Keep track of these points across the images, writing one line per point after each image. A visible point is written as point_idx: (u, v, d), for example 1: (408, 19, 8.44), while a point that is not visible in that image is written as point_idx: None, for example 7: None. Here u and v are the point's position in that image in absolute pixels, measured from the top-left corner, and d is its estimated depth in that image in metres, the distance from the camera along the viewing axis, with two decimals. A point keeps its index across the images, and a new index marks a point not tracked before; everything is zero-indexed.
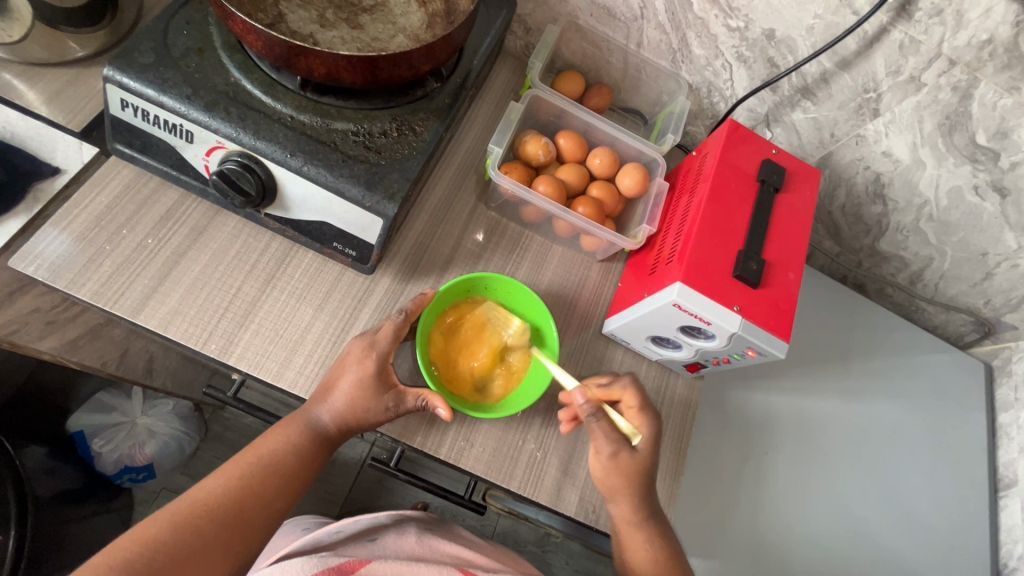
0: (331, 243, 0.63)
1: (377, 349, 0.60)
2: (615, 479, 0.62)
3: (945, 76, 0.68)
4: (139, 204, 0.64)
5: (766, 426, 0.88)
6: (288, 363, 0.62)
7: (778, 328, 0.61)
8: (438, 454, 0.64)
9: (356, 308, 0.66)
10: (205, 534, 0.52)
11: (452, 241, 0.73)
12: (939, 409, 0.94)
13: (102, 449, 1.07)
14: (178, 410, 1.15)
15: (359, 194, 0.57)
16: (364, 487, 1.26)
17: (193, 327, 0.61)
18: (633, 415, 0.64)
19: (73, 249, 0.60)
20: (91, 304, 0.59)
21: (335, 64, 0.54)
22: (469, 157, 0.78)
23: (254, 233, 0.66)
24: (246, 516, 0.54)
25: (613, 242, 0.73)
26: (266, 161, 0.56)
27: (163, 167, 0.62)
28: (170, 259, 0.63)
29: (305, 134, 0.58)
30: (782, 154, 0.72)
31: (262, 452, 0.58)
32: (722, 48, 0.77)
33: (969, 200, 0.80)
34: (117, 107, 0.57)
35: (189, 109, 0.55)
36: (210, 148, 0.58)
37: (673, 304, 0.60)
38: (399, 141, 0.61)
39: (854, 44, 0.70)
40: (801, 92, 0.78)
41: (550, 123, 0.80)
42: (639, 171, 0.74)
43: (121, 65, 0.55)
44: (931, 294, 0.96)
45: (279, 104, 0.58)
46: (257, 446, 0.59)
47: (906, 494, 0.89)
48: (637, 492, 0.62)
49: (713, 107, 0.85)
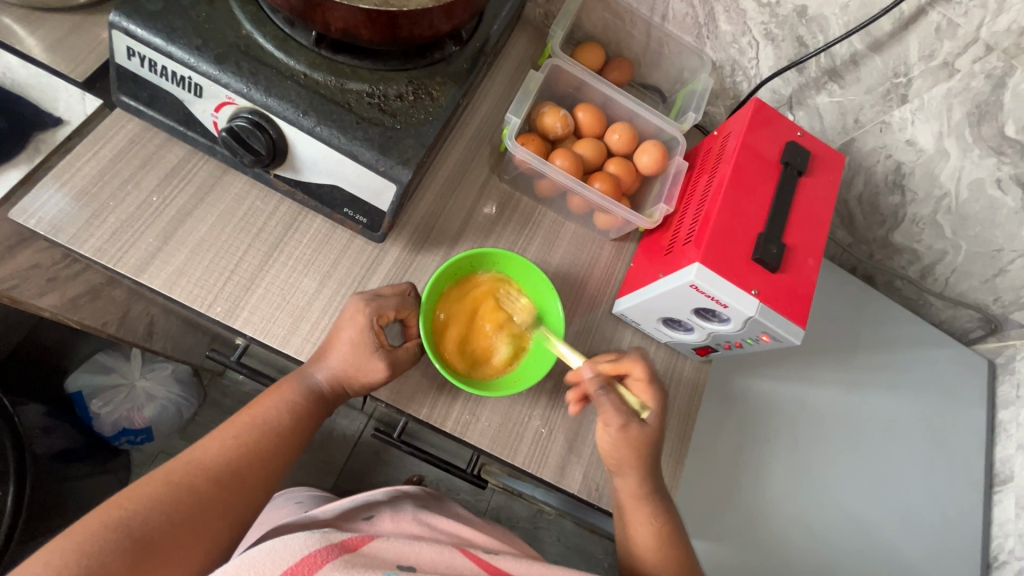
0: (341, 209, 0.62)
1: (375, 305, 0.59)
2: (627, 451, 0.61)
3: (980, 63, 0.66)
4: (144, 160, 0.62)
5: (768, 413, 0.87)
6: (294, 330, 0.61)
7: (794, 314, 0.60)
8: (443, 426, 0.63)
9: (364, 277, 0.65)
10: (203, 492, 0.51)
11: (463, 214, 0.71)
12: (941, 403, 0.94)
13: (100, 410, 1.07)
14: (177, 375, 1.14)
15: (373, 158, 0.55)
16: (361, 459, 1.27)
17: (198, 289, 0.59)
18: (641, 388, 0.63)
19: (75, 203, 0.58)
20: (94, 261, 0.58)
21: (353, 19, 0.51)
22: (484, 127, 0.76)
23: (261, 195, 0.64)
24: (244, 475, 0.54)
25: (628, 221, 0.71)
26: (278, 120, 0.54)
27: (168, 122, 0.60)
28: (175, 218, 0.61)
29: (319, 93, 0.55)
30: (807, 137, 0.70)
31: (256, 413, 0.57)
32: (750, 25, 0.75)
33: (989, 194, 0.79)
34: (123, 56, 0.55)
35: (199, 61, 0.53)
36: (219, 103, 0.55)
37: (690, 286, 0.59)
38: (415, 105, 0.58)
39: (889, 25, 0.67)
40: (828, 74, 0.75)
41: (568, 95, 0.78)
42: (658, 148, 0.72)
43: (128, 12, 0.53)
44: (940, 289, 0.96)
45: (292, 61, 0.56)
46: (252, 407, 0.58)
47: (903, 487, 0.89)
48: (649, 459, 0.62)
49: (736, 87, 0.83)
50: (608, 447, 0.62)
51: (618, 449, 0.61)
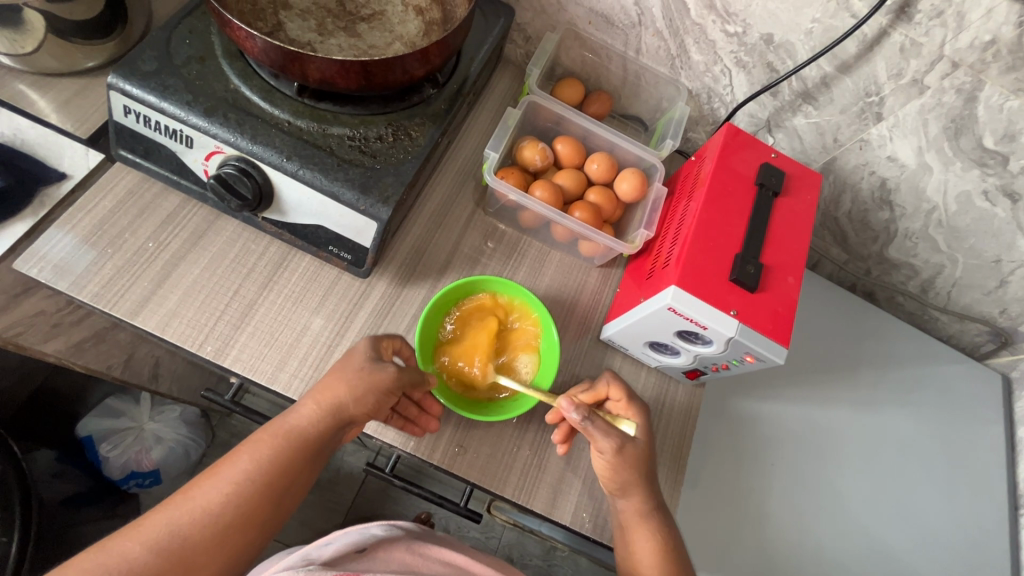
0: (326, 247, 0.64)
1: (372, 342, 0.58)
2: (624, 473, 0.60)
3: (948, 79, 0.67)
4: (142, 208, 0.65)
5: (771, 437, 0.85)
6: (283, 366, 0.62)
7: (777, 334, 0.59)
8: (432, 459, 0.63)
9: (353, 311, 0.66)
10: (197, 539, 0.49)
11: (449, 247, 0.73)
12: (955, 421, 0.91)
13: (109, 454, 1.08)
14: (182, 417, 1.16)
15: (353, 198, 0.57)
16: (368, 497, 1.26)
17: (190, 329, 0.61)
18: (623, 409, 0.64)
19: (75, 253, 0.61)
20: (92, 306, 0.60)
21: (330, 69, 0.54)
22: (468, 163, 0.79)
23: (253, 237, 0.67)
24: (238, 521, 0.51)
25: (611, 247, 0.72)
26: (263, 166, 0.57)
27: (165, 172, 0.63)
28: (170, 261, 0.63)
29: (302, 139, 0.58)
30: (781, 158, 0.71)
31: (242, 459, 0.53)
32: (720, 54, 0.77)
33: (979, 206, 0.78)
34: (121, 113, 0.59)
35: (189, 114, 0.57)
36: (209, 152, 0.59)
37: (668, 308, 0.59)
38: (394, 146, 0.61)
39: (853, 48, 0.69)
40: (802, 96, 0.77)
41: (548, 129, 0.81)
42: (636, 176, 0.74)
43: (125, 73, 0.57)
44: (944, 303, 0.94)
45: (277, 110, 0.59)
46: (241, 449, 0.54)
47: (922, 512, 0.85)
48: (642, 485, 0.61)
49: (714, 112, 0.85)
50: (607, 472, 0.61)
51: (617, 471, 0.60)
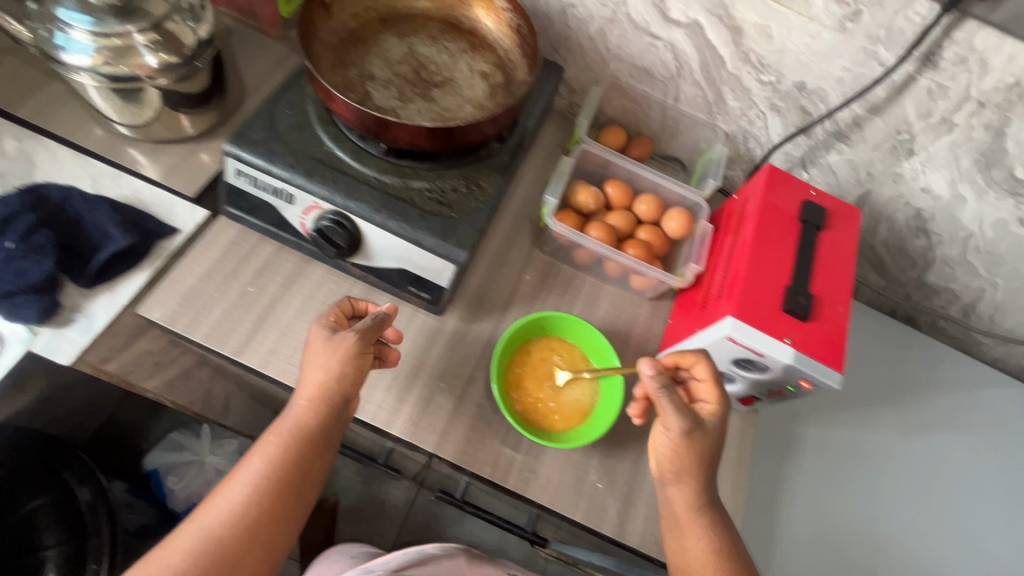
0: (406, 288, 0.71)
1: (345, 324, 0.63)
2: (686, 453, 0.61)
3: (976, 117, 0.72)
4: (243, 257, 0.73)
5: (824, 461, 0.87)
6: (369, 398, 0.68)
7: (831, 360, 0.63)
8: (507, 484, 0.67)
9: (428, 346, 0.72)
10: (241, 525, 0.56)
11: (511, 284, 0.79)
12: (1006, 444, 0.92)
13: (174, 486, 1.14)
14: (241, 450, 1.21)
15: (435, 244, 0.64)
16: (410, 529, 1.29)
17: (287, 365, 0.68)
18: (705, 387, 0.63)
19: (188, 298, 0.69)
20: (203, 345, 0.68)
21: (417, 133, 0.62)
22: (524, 206, 0.86)
23: (336, 280, 0.74)
24: (273, 504, 0.58)
25: (662, 281, 0.78)
26: (356, 218, 0.65)
27: (265, 225, 0.72)
28: (268, 304, 0.71)
29: (389, 193, 0.66)
30: (821, 195, 0.75)
31: (258, 454, 0.59)
32: (756, 100, 0.83)
33: (1015, 232, 0.82)
34: (233, 176, 0.68)
35: (293, 175, 0.64)
36: (308, 207, 0.67)
37: (727, 338, 0.63)
38: (467, 196, 0.68)
39: (884, 92, 0.74)
40: (835, 135, 0.82)
41: (596, 173, 0.87)
42: (683, 215, 0.80)
43: (238, 141, 0.65)
44: (987, 326, 0.97)
45: (366, 168, 0.67)
46: (252, 453, 0.60)
47: (983, 534, 0.86)
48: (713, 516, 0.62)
49: (750, 152, 0.90)
50: (669, 452, 0.62)
51: (678, 451, 0.61)
